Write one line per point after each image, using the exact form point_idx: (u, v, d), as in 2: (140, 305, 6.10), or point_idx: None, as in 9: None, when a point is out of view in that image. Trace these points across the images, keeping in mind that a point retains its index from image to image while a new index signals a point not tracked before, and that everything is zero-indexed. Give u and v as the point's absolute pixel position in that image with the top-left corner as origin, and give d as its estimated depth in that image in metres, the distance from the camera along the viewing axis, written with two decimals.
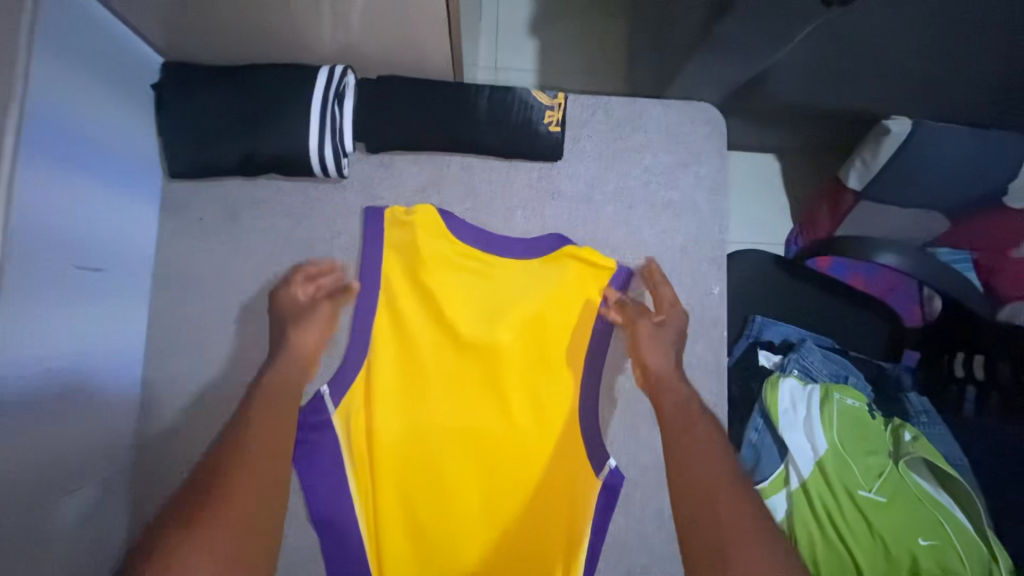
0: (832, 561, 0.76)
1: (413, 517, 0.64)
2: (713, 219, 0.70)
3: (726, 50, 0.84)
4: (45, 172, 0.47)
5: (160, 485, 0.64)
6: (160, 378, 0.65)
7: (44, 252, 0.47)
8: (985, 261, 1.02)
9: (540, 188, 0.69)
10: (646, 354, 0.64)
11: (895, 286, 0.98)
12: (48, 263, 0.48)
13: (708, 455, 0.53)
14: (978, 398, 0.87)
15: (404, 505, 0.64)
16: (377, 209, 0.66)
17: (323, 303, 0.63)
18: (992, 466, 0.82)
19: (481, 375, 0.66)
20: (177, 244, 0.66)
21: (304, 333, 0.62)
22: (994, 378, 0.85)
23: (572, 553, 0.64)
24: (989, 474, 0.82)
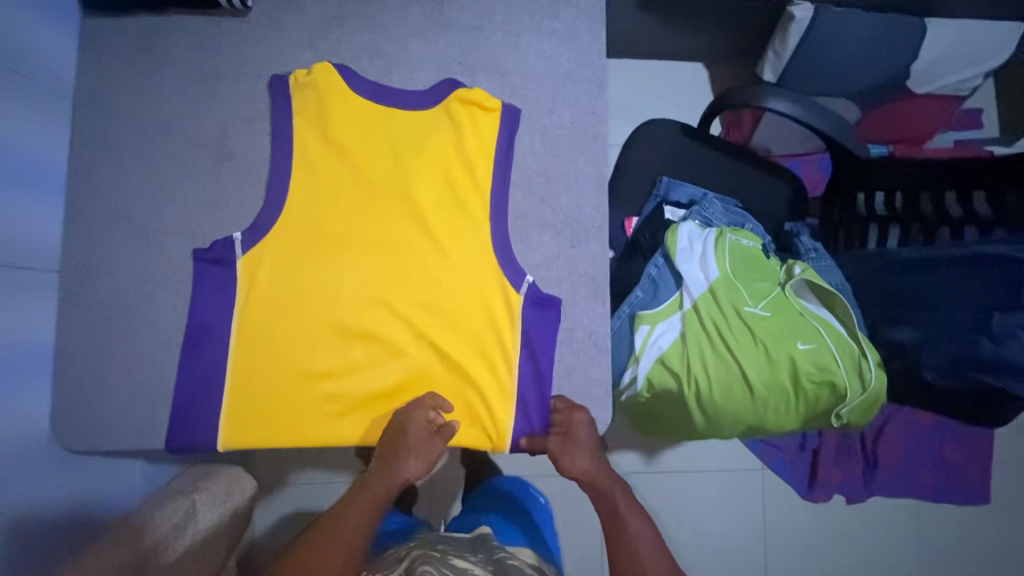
0: (721, 368, 0.83)
1: (326, 359, 0.70)
2: (592, 45, 0.76)
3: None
4: None
5: (85, 288, 0.69)
6: (81, 193, 0.70)
7: None
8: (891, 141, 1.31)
9: (432, 19, 0.75)
10: (570, 464, 0.71)
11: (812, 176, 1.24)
12: None
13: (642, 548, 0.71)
14: (880, 231, 0.93)
15: (315, 350, 0.70)
16: (283, 76, 0.71)
17: (436, 441, 0.68)
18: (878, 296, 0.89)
19: (393, 211, 0.72)
20: (96, 72, 0.71)
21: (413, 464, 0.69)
22: (892, 209, 0.90)
23: (503, 356, 0.72)
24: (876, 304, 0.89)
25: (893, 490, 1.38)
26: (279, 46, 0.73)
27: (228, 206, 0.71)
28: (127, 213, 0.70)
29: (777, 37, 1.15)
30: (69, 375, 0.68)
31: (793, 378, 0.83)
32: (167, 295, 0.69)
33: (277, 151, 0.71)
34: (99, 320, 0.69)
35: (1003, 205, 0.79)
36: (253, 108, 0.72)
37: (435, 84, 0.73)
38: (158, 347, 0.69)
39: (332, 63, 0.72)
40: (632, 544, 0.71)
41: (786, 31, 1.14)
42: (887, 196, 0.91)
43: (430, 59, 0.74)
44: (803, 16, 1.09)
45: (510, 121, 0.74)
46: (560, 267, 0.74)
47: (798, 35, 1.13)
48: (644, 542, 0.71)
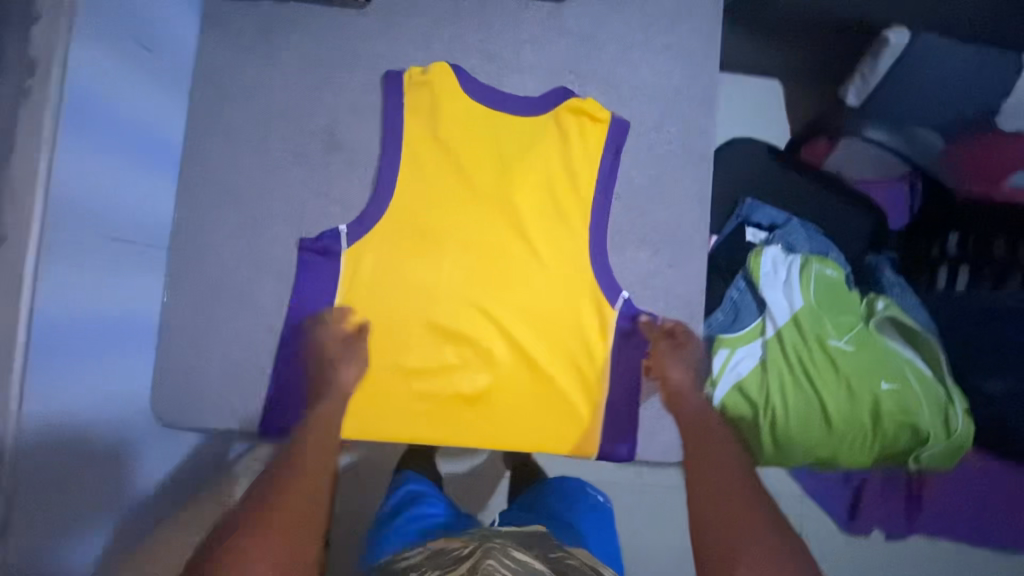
0: (800, 400, 0.83)
1: (418, 359, 0.71)
2: (705, 63, 0.75)
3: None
4: None
5: (192, 266, 0.70)
6: (194, 173, 0.70)
7: None
8: None
9: (547, 25, 0.74)
10: (668, 370, 0.73)
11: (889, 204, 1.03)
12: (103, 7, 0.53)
13: (720, 464, 0.62)
14: (970, 274, 0.92)
15: (408, 348, 0.71)
16: (398, 72, 0.72)
17: (361, 341, 0.69)
18: (967, 341, 0.89)
19: (495, 215, 0.72)
20: (217, 54, 0.72)
21: (348, 369, 0.68)
22: (988, 255, 0.91)
23: (592, 371, 0.73)
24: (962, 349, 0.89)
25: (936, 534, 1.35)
26: (395, 41, 0.73)
27: (334, 197, 0.71)
28: (236, 197, 0.70)
29: (864, 59, 0.99)
30: (172, 352, 0.69)
31: (874, 417, 0.82)
32: (269, 280, 0.70)
33: (386, 148, 0.71)
34: (202, 299, 0.70)
35: None
36: (365, 102, 0.72)
37: (548, 91, 0.73)
38: (259, 330, 0.70)
39: (448, 62, 0.72)
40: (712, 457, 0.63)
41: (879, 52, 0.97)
42: (961, 239, 0.94)
43: (542, 66, 0.74)
44: (900, 42, 0.94)
45: (618, 135, 0.73)
46: (655, 285, 0.74)
47: (891, 58, 0.96)
48: (727, 453, 0.64)
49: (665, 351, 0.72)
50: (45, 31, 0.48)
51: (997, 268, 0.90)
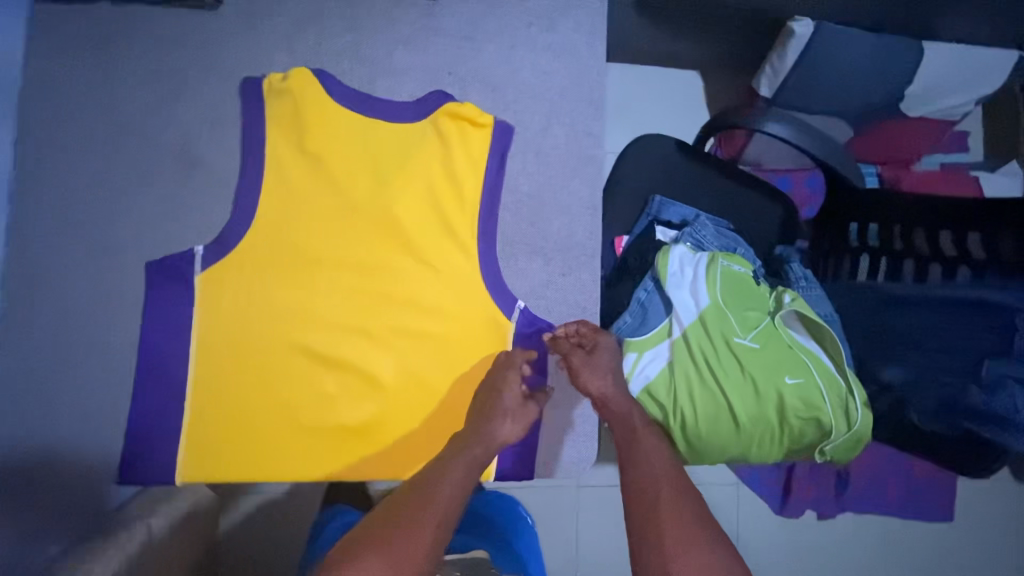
0: (707, 400, 0.82)
1: (295, 391, 0.66)
2: (590, 62, 0.72)
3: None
4: None
5: (31, 302, 0.63)
6: (29, 198, 0.63)
7: None
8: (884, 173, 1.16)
9: (422, 23, 0.70)
10: (586, 380, 0.65)
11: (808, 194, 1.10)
12: None
13: (655, 471, 0.59)
14: (871, 263, 0.90)
15: (283, 381, 0.65)
16: (257, 79, 0.66)
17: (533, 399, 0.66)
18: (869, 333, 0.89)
19: (371, 230, 0.67)
20: (50, 65, 0.64)
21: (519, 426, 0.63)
22: (888, 242, 0.88)
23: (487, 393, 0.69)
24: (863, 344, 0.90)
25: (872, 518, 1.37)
26: (253, 45, 0.67)
27: (192, 218, 0.65)
28: (81, 222, 0.64)
29: (775, 48, 1.00)
30: (11, 401, 0.62)
31: (779, 413, 0.82)
32: (123, 313, 0.64)
33: (247, 165, 0.65)
34: (46, 337, 0.63)
35: (998, 252, 0.82)
36: (223, 113, 0.66)
37: (424, 96, 0.68)
38: (114, 370, 0.63)
39: (314, 68, 0.66)
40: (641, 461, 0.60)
41: (785, 45, 0.98)
42: (863, 226, 0.90)
43: (418, 68, 0.69)
44: (804, 33, 0.95)
45: (502, 140, 0.70)
46: (549, 295, 0.70)
47: (796, 51, 0.98)
48: (657, 453, 0.60)
49: (576, 362, 0.66)
50: None
51: (894, 256, 0.88)
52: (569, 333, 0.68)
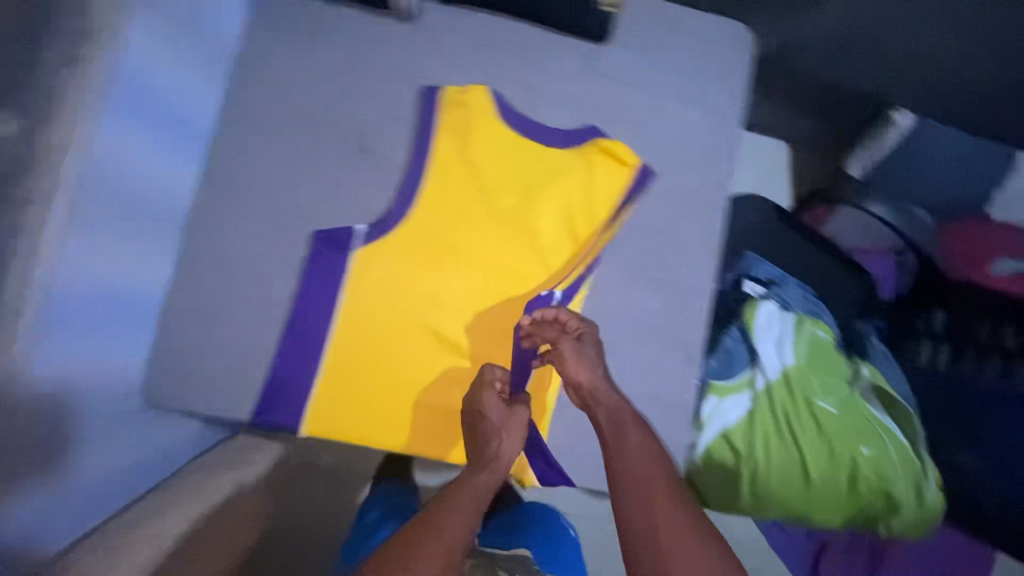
0: (782, 454, 0.85)
1: (416, 371, 0.71)
2: (728, 121, 0.78)
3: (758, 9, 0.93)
4: None
5: (205, 249, 0.70)
6: (222, 158, 0.71)
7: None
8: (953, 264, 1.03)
9: (585, 62, 0.77)
10: (574, 370, 0.67)
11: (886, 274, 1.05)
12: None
13: (654, 467, 0.61)
14: (951, 349, 0.96)
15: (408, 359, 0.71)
16: (436, 88, 0.73)
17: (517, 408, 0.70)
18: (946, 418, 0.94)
19: (508, 237, 0.73)
20: (262, 47, 0.73)
21: (509, 445, 0.68)
22: (970, 334, 0.95)
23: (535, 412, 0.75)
24: (939, 429, 0.94)
25: None
26: (436, 58, 0.75)
27: (356, 199, 0.72)
28: (261, 186, 0.71)
29: (872, 131, 1.00)
30: (172, 334, 0.68)
31: (850, 479, 0.84)
32: (281, 273, 0.71)
33: (414, 162, 0.72)
34: (211, 282, 0.69)
35: None
36: (400, 113, 0.74)
37: (580, 129, 0.75)
38: (264, 322, 0.70)
39: (487, 87, 0.74)
40: (630, 457, 0.62)
41: (885, 130, 0.99)
42: (944, 316, 0.98)
43: (576, 103, 0.76)
44: (905, 125, 0.97)
45: (640, 180, 0.75)
46: (658, 326, 0.75)
47: (897, 138, 0.97)
48: (645, 449, 0.62)
49: (564, 351, 0.68)
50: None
51: (977, 347, 0.94)
52: (553, 320, 0.70)
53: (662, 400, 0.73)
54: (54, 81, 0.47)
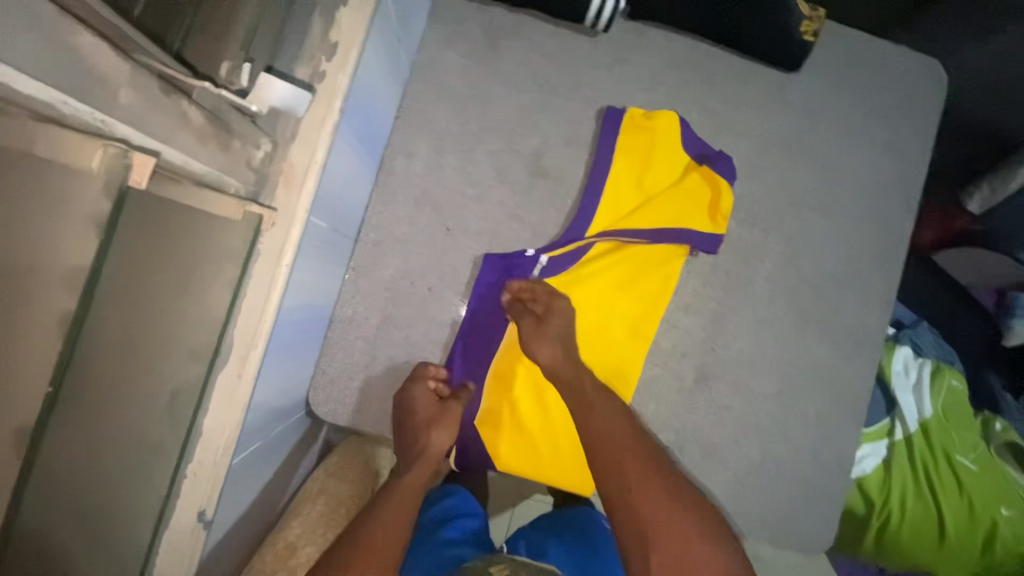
0: (919, 509, 0.82)
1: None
2: (916, 163, 0.74)
3: (925, 38, 0.88)
4: None
5: (372, 261, 0.67)
6: (393, 167, 0.68)
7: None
8: None
9: (771, 91, 0.73)
10: (534, 346, 0.63)
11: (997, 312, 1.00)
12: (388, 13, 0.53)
13: (605, 439, 0.55)
14: None
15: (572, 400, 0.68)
16: (618, 110, 0.69)
17: (449, 407, 0.64)
18: None
19: (649, 276, 0.70)
20: (440, 52, 0.69)
21: (441, 433, 0.63)
22: None
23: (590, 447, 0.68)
24: None
25: None
26: (619, 77, 0.71)
27: (528, 222, 0.69)
28: (432, 200, 0.68)
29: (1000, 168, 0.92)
30: (336, 347, 0.66)
31: (987, 541, 0.82)
32: (448, 294, 0.68)
33: (591, 185, 0.68)
34: (376, 296, 0.67)
35: None
36: (577, 134, 0.70)
37: (716, 154, 0.69)
38: (427, 342, 0.68)
39: (675, 112, 0.70)
40: (588, 426, 0.57)
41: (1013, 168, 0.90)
42: None
43: (757, 133, 0.72)
44: None
45: (706, 245, 0.68)
46: (827, 374, 0.71)
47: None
48: (608, 418, 0.57)
49: (528, 325, 0.64)
50: (350, 22, 0.47)
51: None
52: (525, 300, 0.65)
53: (826, 453, 0.70)
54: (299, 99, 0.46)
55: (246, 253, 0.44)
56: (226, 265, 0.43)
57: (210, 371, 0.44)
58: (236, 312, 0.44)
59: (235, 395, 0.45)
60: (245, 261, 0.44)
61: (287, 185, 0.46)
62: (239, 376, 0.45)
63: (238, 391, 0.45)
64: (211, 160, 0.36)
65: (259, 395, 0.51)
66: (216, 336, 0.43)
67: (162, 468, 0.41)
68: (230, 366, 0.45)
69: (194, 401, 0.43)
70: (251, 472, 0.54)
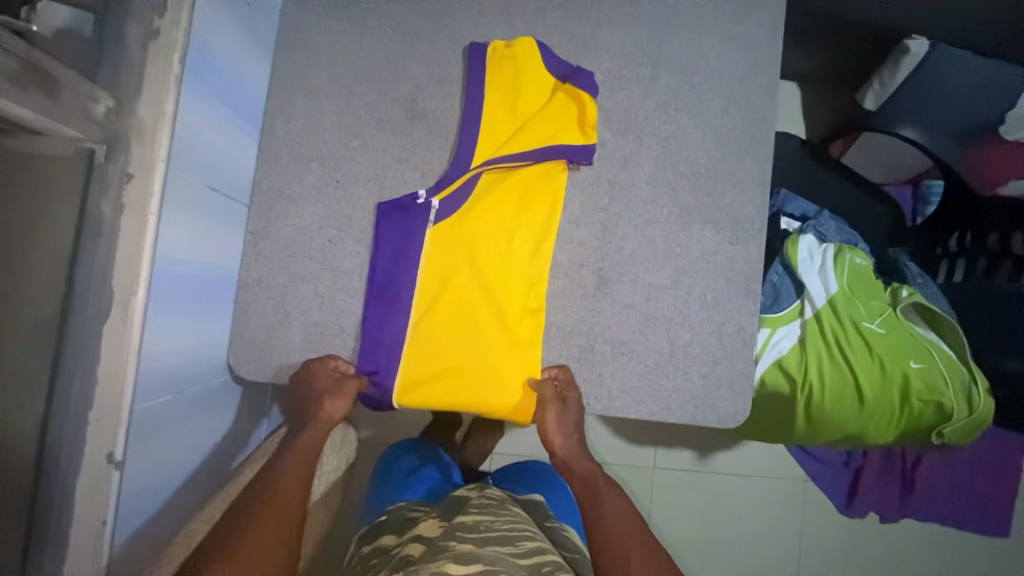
0: (837, 378, 0.88)
1: (499, 348, 0.71)
2: (771, 53, 0.79)
3: None
4: None
5: (270, 223, 0.70)
6: (276, 132, 0.71)
7: None
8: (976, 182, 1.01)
9: (623, 7, 0.77)
10: (551, 438, 0.72)
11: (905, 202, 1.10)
12: None
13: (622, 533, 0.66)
14: (967, 264, 1.03)
15: (494, 337, 0.71)
16: (478, 49, 0.73)
17: (348, 384, 0.68)
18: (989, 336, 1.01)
19: (536, 199, 0.73)
20: (303, 16, 0.72)
21: (334, 405, 0.67)
22: (983, 246, 1.01)
23: (506, 371, 0.71)
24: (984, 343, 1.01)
25: (973, 524, 1.19)
26: (478, 14, 0.75)
27: (415, 163, 0.73)
28: (318, 157, 0.72)
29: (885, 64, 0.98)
30: (249, 310, 0.70)
31: (902, 395, 0.88)
32: (349, 242, 0.72)
33: (466, 118, 0.72)
34: (279, 256, 0.70)
35: None
36: (448, 73, 0.74)
37: (578, 73, 0.74)
38: (336, 291, 0.71)
39: (532, 38, 0.74)
40: (603, 519, 0.68)
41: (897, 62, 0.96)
42: (960, 236, 1.04)
43: (618, 47, 0.77)
44: (919, 51, 0.93)
45: (581, 155, 0.72)
46: (716, 259, 0.77)
47: (909, 68, 0.94)
48: (618, 517, 0.68)
49: (547, 414, 0.70)
50: None
51: (993, 257, 1.01)
52: (557, 389, 0.72)
53: (727, 329, 0.76)
54: (136, 52, 0.48)
55: (83, 184, 0.46)
56: (66, 200, 0.45)
57: (72, 308, 0.46)
58: (105, 259, 0.47)
59: (123, 339, 0.47)
60: (83, 193, 0.46)
61: (139, 140, 0.48)
62: (122, 320, 0.48)
63: (125, 336, 0.48)
64: (34, 104, 0.39)
65: (156, 344, 0.53)
66: (67, 272, 0.45)
67: (33, 398, 0.44)
68: (114, 315, 0.47)
69: (57, 337, 0.45)
70: (170, 423, 0.58)
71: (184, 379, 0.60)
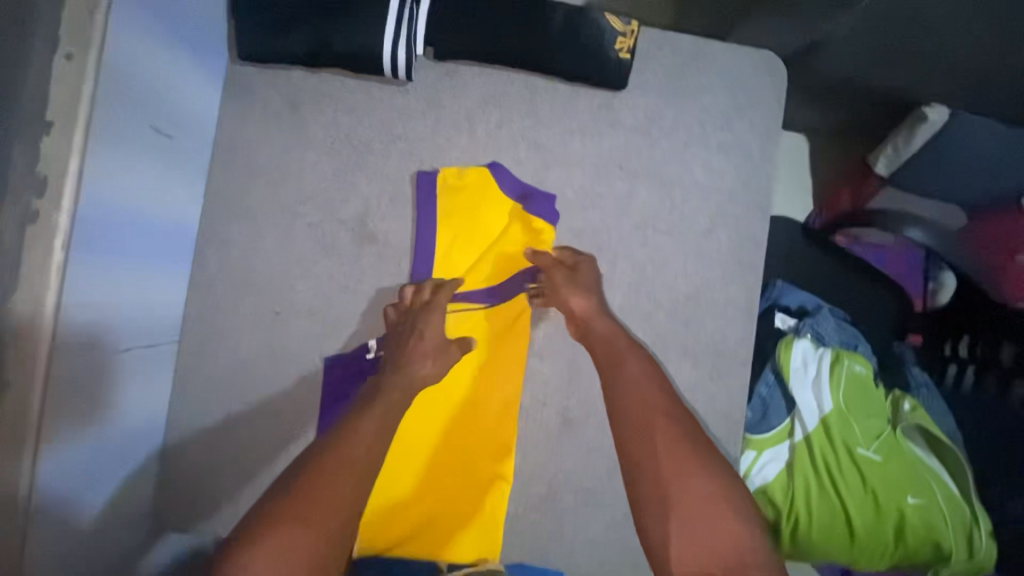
0: (825, 510, 0.80)
1: (461, 499, 0.66)
2: (763, 165, 0.71)
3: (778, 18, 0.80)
4: (122, 30, 0.46)
5: (203, 359, 0.64)
6: (211, 259, 0.65)
7: (125, 108, 0.48)
8: (988, 260, 0.94)
9: (599, 115, 0.69)
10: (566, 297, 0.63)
11: (907, 271, 0.99)
12: (125, 112, 0.48)
13: (639, 398, 0.54)
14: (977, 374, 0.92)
15: (460, 497, 0.66)
16: (430, 171, 0.67)
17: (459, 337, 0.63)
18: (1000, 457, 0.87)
19: (504, 337, 0.68)
20: (240, 127, 0.65)
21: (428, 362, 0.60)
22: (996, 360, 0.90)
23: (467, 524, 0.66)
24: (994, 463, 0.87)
25: None
26: (436, 124, 0.67)
27: (363, 292, 0.66)
28: (254, 284, 0.65)
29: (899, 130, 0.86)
30: (180, 455, 0.64)
31: (896, 532, 0.80)
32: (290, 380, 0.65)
33: (421, 245, 0.66)
34: (213, 394, 0.64)
35: None
36: (401, 191, 0.67)
37: (541, 197, 0.67)
38: (274, 434, 0.65)
39: (485, 164, 0.68)
40: (623, 379, 0.56)
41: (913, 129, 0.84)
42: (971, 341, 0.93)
43: (592, 160, 0.69)
44: (938, 119, 0.81)
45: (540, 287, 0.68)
46: (695, 395, 0.69)
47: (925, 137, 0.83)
48: (641, 377, 0.56)
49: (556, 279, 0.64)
50: (57, 146, 0.43)
51: (1007, 372, 0.89)
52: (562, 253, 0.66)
53: None
54: (13, 240, 0.41)
55: None
56: None
57: None
58: None
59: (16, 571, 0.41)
60: None
61: (17, 344, 0.42)
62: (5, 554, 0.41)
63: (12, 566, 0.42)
64: None
65: (66, 549, 0.47)
66: None
67: None
68: None
69: None
70: None
71: (103, 569, 0.53)
